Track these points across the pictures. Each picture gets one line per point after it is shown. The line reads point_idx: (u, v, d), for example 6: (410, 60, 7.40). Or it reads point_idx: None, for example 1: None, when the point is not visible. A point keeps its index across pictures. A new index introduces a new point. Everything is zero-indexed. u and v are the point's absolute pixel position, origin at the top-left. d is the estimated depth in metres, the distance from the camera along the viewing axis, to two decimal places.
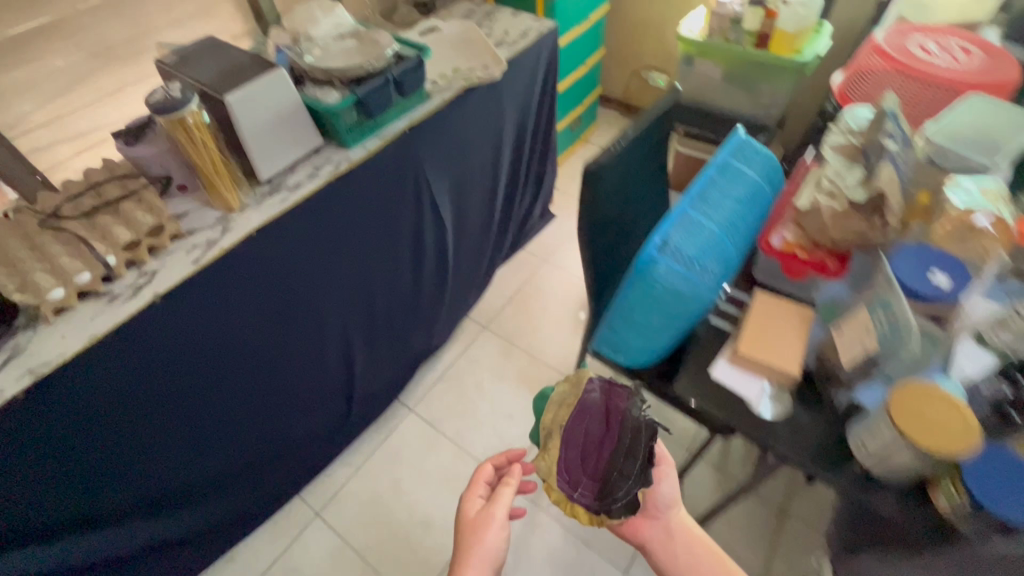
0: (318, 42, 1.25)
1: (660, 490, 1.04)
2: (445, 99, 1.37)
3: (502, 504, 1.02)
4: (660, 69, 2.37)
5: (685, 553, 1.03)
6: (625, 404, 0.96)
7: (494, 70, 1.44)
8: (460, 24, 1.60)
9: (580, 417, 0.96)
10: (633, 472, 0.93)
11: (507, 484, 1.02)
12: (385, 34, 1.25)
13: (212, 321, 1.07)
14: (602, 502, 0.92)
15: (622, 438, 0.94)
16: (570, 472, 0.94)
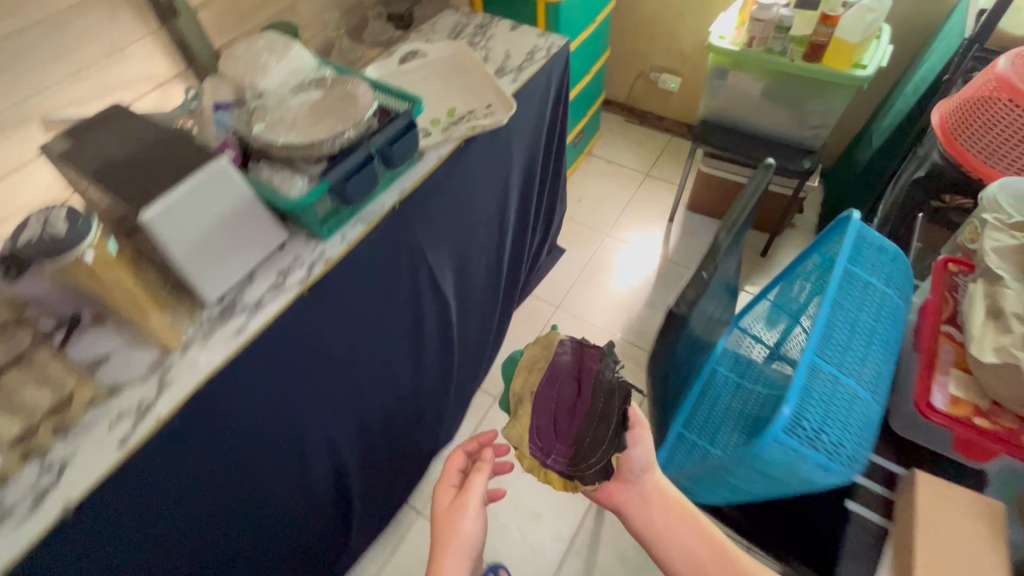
0: (271, 98, 0.94)
1: (635, 458, 0.94)
2: (443, 157, 1.08)
3: (477, 488, 0.89)
4: (670, 70, 2.09)
5: (664, 525, 0.93)
6: (597, 366, 0.97)
7: (501, 114, 1.14)
8: (450, 47, 1.29)
9: (552, 382, 0.96)
10: (606, 438, 0.92)
11: (476, 470, 0.90)
12: (361, 85, 0.94)
13: (187, 514, 0.80)
14: (576, 467, 0.91)
15: (594, 403, 0.94)
16: (544, 440, 0.93)
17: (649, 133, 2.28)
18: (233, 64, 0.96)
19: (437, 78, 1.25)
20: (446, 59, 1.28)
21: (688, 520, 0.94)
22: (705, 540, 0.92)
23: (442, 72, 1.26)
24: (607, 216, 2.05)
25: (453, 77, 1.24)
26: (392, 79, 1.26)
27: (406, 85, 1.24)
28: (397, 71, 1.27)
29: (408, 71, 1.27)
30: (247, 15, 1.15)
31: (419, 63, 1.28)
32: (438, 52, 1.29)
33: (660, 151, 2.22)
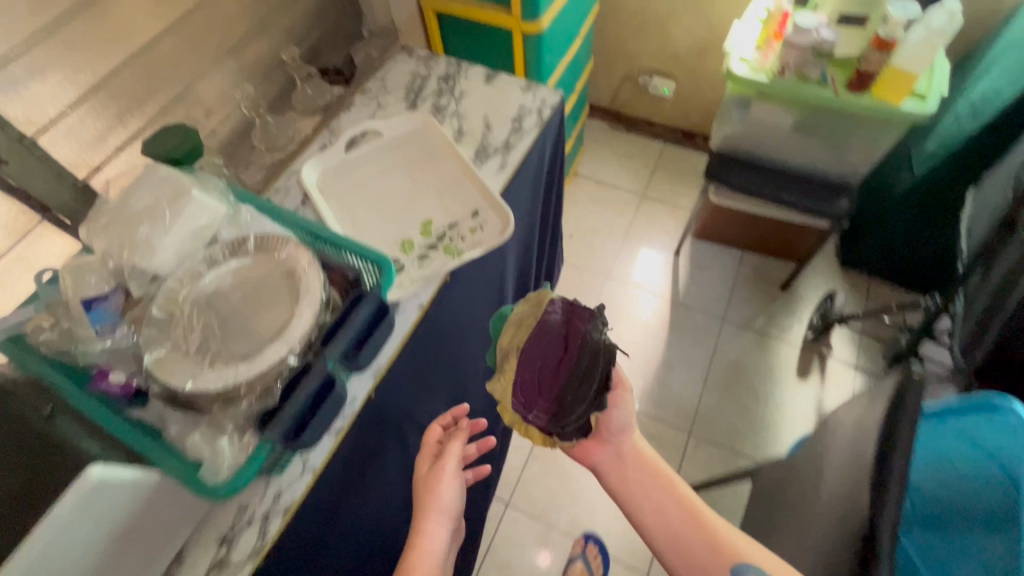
0: (173, 288, 0.64)
1: (614, 417, 0.81)
2: (425, 307, 0.80)
3: (453, 449, 0.74)
4: (662, 72, 1.79)
5: (639, 485, 0.78)
6: (585, 325, 0.76)
7: (494, 228, 0.86)
8: (412, 124, 0.99)
9: (537, 339, 0.77)
10: (586, 395, 0.75)
11: (452, 436, 0.75)
12: (302, 252, 0.66)
13: None
14: (557, 423, 0.76)
15: (579, 360, 0.75)
16: (525, 393, 0.76)
17: (640, 143, 1.99)
18: (104, 232, 0.64)
19: (401, 170, 0.95)
20: (409, 141, 0.98)
21: (669, 490, 0.78)
22: (678, 500, 0.77)
23: (405, 159, 0.96)
24: (604, 251, 1.79)
25: (420, 168, 0.95)
26: (339, 174, 0.95)
27: (359, 185, 0.93)
28: (344, 162, 0.96)
29: (360, 161, 0.96)
30: (122, 118, 0.82)
31: (373, 147, 0.97)
32: (397, 130, 0.99)
33: (655, 164, 1.94)
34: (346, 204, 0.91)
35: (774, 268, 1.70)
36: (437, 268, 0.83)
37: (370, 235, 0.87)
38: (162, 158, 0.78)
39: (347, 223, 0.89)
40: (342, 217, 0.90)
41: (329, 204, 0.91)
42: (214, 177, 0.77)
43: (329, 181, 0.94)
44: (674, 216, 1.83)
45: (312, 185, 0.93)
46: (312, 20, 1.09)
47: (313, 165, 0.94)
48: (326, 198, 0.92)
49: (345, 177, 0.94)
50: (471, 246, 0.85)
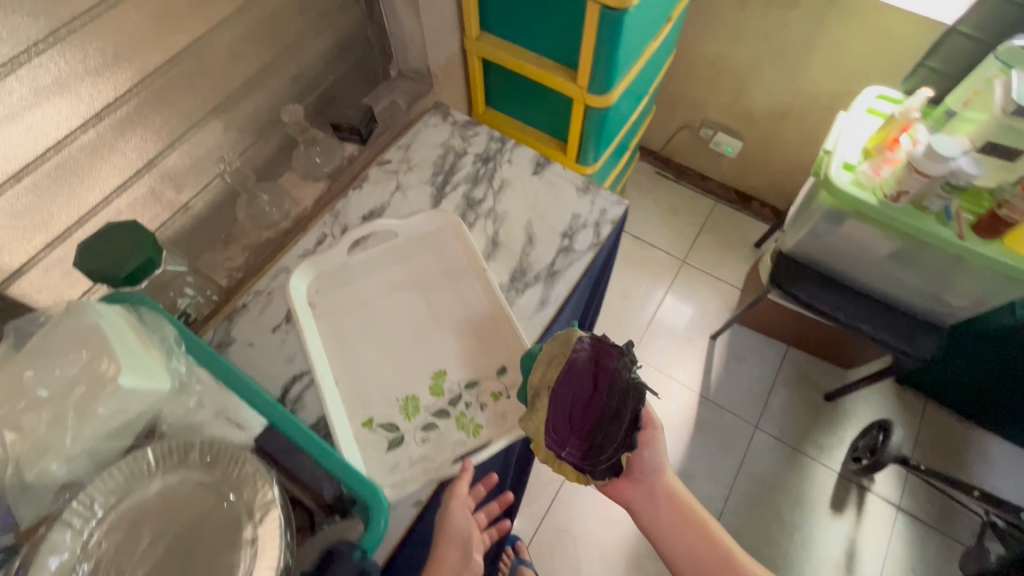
0: (78, 517, 0.46)
1: (646, 458, 0.79)
2: (424, 505, 0.63)
3: (459, 489, 0.62)
4: (728, 128, 1.56)
5: (669, 522, 0.78)
6: (617, 365, 0.65)
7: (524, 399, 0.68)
8: (437, 227, 0.79)
9: (571, 376, 0.64)
10: (619, 434, 0.65)
11: (460, 473, 0.62)
12: (259, 491, 0.47)
13: None
14: (591, 461, 0.65)
15: (612, 399, 0.65)
16: (557, 431, 0.63)
17: (688, 198, 1.76)
18: None
19: (416, 288, 0.75)
20: (430, 249, 0.78)
21: (696, 531, 0.78)
22: (700, 531, 0.78)
23: (422, 274, 0.76)
24: (631, 322, 1.59)
25: (440, 291, 0.75)
26: (337, 284, 0.75)
27: (360, 305, 0.74)
28: (345, 267, 0.76)
29: (365, 269, 0.76)
30: (57, 208, 0.61)
31: (384, 252, 0.78)
32: (418, 230, 0.79)
33: (701, 225, 1.73)
34: (341, 331, 0.72)
35: (819, 372, 1.51)
36: (445, 452, 0.64)
37: (366, 383, 0.68)
38: (109, 274, 0.59)
39: (339, 360, 0.70)
40: (334, 350, 0.71)
41: (319, 328, 0.72)
42: (168, 316, 0.59)
43: (323, 294, 0.75)
44: (716, 292, 1.63)
45: (302, 299, 0.73)
46: (328, 64, 0.86)
47: (305, 273, 0.74)
48: (316, 318, 0.73)
49: (343, 291, 0.75)
50: (491, 423, 0.67)
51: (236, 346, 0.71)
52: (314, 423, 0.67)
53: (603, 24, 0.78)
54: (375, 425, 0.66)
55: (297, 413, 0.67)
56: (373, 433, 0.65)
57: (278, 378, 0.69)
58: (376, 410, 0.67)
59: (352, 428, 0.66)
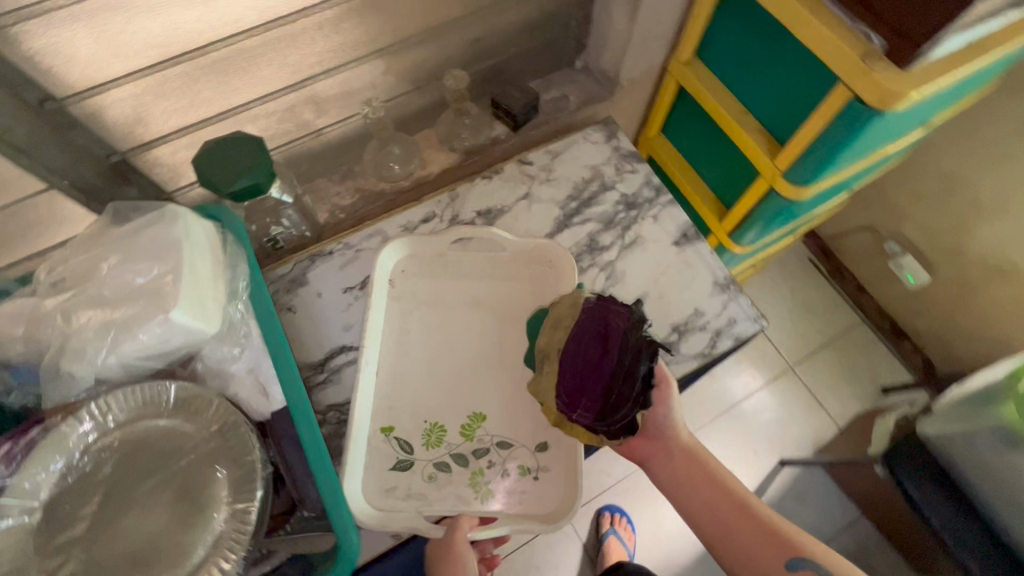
0: (91, 421, 0.46)
1: (660, 413, 0.63)
2: (399, 541, 0.59)
3: (457, 534, 0.56)
4: (924, 257, 1.28)
5: (695, 479, 0.62)
6: (625, 323, 0.56)
7: (546, 490, 0.60)
8: (547, 256, 0.69)
9: (576, 337, 0.57)
10: (634, 392, 0.55)
11: (460, 520, 0.57)
12: (244, 482, 0.44)
13: None
14: (608, 423, 0.55)
15: (624, 358, 0.55)
16: (564, 392, 0.56)
17: (831, 303, 1.52)
18: (49, 308, 0.46)
19: (496, 311, 0.68)
20: (527, 277, 0.70)
21: (726, 492, 0.60)
22: (733, 492, 0.60)
23: (508, 300, 0.69)
24: (702, 402, 1.43)
25: (517, 327, 0.67)
26: (423, 273, 0.70)
27: (435, 306, 0.68)
28: (439, 258, 0.71)
29: (458, 269, 0.70)
30: (201, 99, 0.61)
31: (482, 258, 0.71)
32: (524, 250, 0.70)
33: (830, 339, 1.49)
34: (405, 323, 0.67)
35: (885, 562, 1.28)
36: (444, 502, 0.59)
37: (402, 390, 0.64)
38: (216, 185, 0.57)
39: (389, 354, 0.66)
40: (389, 341, 0.66)
41: (386, 309, 0.68)
42: (249, 252, 0.57)
43: (406, 277, 0.70)
44: (811, 418, 1.41)
45: (384, 272, 0.69)
46: (515, 36, 0.78)
47: (398, 248, 0.69)
48: (388, 298, 0.69)
49: (425, 284, 0.70)
50: (502, 498, 0.59)
51: (306, 290, 0.69)
52: (338, 403, 0.64)
53: (844, 115, 0.62)
54: (391, 436, 0.62)
55: (329, 385, 0.64)
56: (386, 443, 0.61)
57: (328, 341, 0.66)
58: (400, 422, 0.62)
59: (370, 427, 0.62)
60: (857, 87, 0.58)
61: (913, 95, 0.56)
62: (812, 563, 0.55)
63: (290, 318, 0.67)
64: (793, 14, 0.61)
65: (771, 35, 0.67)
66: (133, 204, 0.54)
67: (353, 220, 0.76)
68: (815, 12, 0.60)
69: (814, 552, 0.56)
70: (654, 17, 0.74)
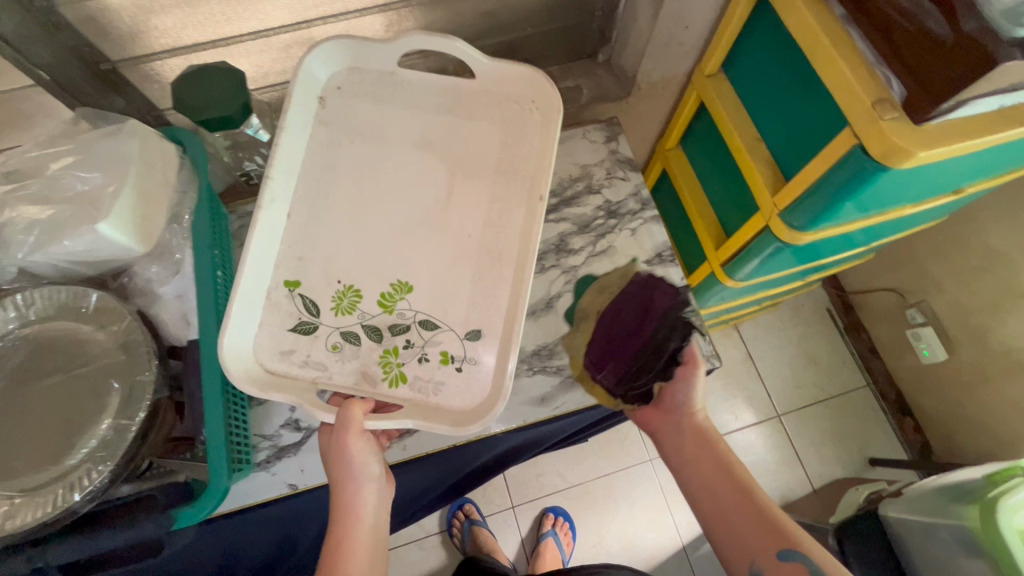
0: (13, 311, 0.48)
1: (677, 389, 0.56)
2: (295, 491, 0.60)
3: (349, 420, 0.50)
4: (949, 336, 1.18)
5: (702, 457, 0.53)
6: (665, 303, 0.56)
7: (475, 384, 0.54)
8: (524, 90, 0.62)
9: (617, 309, 0.59)
10: (658, 365, 0.56)
11: (353, 400, 0.50)
12: (134, 399, 0.46)
13: None
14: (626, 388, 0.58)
15: (656, 334, 0.55)
16: (596, 352, 0.59)
17: (838, 359, 1.44)
18: None
19: (444, 153, 0.61)
20: (500, 119, 0.62)
21: (728, 474, 0.51)
22: (737, 474, 0.51)
23: (464, 144, 0.61)
24: None
25: (467, 180, 0.60)
26: (363, 95, 0.62)
27: (370, 140, 0.61)
28: (388, 79, 0.63)
29: (407, 100, 0.63)
30: (194, 23, 0.61)
31: (442, 89, 0.63)
32: (500, 80, 0.62)
33: (828, 397, 1.41)
34: (330, 155, 0.60)
35: None
36: (344, 375, 0.54)
37: (316, 243, 0.58)
38: (190, 110, 0.57)
39: (307, 189, 0.59)
40: (311, 172, 0.60)
41: (312, 129, 0.61)
42: (203, 180, 0.58)
43: (341, 95, 0.62)
44: (786, 472, 1.35)
45: (314, 81, 0.61)
46: (533, 16, 0.75)
47: (340, 50, 0.60)
48: (316, 115, 0.61)
49: (363, 106, 0.62)
50: (415, 385, 0.54)
51: None
52: None
53: (845, 163, 0.56)
54: (297, 292, 0.56)
55: None
56: (290, 300, 0.56)
57: None
58: (309, 279, 0.56)
59: (272, 280, 0.56)
60: (862, 135, 0.53)
61: (923, 156, 0.50)
62: (802, 557, 0.46)
63: (247, 255, 0.69)
64: (814, 42, 0.56)
65: (794, 60, 0.62)
66: (103, 111, 0.55)
67: None
68: (835, 44, 0.54)
69: (817, 553, 0.46)
70: (679, 20, 0.70)
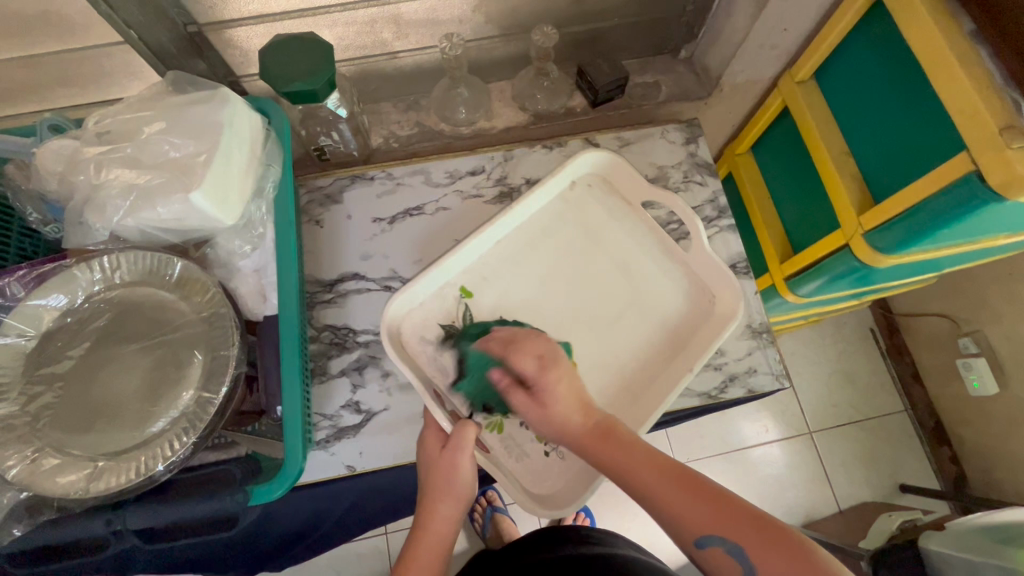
0: (99, 273, 0.48)
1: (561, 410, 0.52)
2: (352, 472, 0.60)
3: (463, 440, 0.51)
4: (1005, 370, 1.14)
5: (607, 438, 0.47)
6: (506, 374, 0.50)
7: (564, 477, 0.57)
8: (715, 285, 0.60)
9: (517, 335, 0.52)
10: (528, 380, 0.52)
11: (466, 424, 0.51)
12: (215, 373, 0.46)
13: None
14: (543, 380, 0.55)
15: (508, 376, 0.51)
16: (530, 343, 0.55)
17: (877, 381, 1.41)
18: (88, 156, 0.47)
19: (629, 293, 0.62)
20: (684, 291, 0.61)
21: (636, 449, 0.45)
22: (647, 452, 0.45)
23: (646, 300, 0.61)
24: (705, 437, 1.37)
25: (640, 317, 0.61)
26: (605, 201, 0.65)
27: (589, 233, 0.64)
28: (630, 204, 0.64)
29: (636, 225, 0.64)
30: None
31: (660, 242, 0.63)
32: (703, 264, 0.60)
33: (863, 418, 1.38)
34: (553, 226, 0.64)
35: None
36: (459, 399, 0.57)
37: (484, 271, 0.62)
38: (272, 80, 0.55)
39: (504, 248, 0.63)
40: (520, 236, 0.64)
41: (551, 202, 0.65)
42: (286, 154, 0.57)
43: (584, 193, 0.65)
44: (813, 490, 1.33)
45: (577, 170, 0.64)
46: (621, 7, 0.72)
47: (609, 162, 0.64)
48: (560, 193, 0.65)
49: (598, 211, 0.64)
50: (505, 442, 0.58)
51: (337, 209, 0.69)
52: (335, 325, 0.64)
53: (954, 189, 0.53)
54: (463, 300, 0.61)
55: (332, 306, 0.65)
56: (456, 303, 0.61)
57: (344, 264, 0.67)
58: (480, 297, 0.62)
59: (455, 276, 0.62)
60: (981, 160, 0.50)
61: None
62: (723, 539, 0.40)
63: (315, 231, 0.68)
64: (940, 64, 0.52)
65: (909, 77, 0.58)
66: (192, 77, 0.54)
67: (404, 152, 0.75)
68: (966, 66, 0.51)
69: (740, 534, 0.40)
70: (780, 22, 0.67)
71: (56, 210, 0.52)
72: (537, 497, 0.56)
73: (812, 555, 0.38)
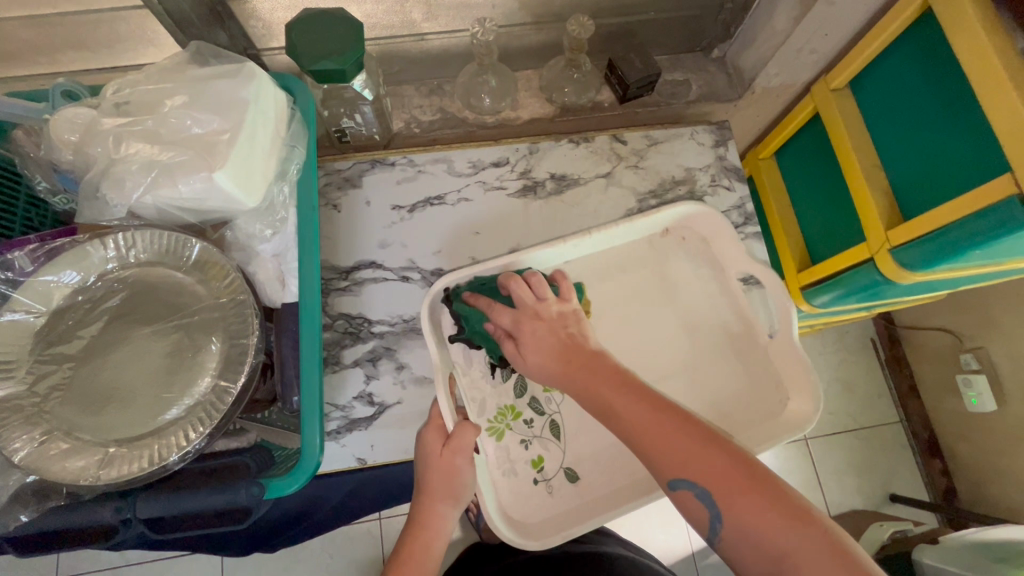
0: (113, 250, 0.46)
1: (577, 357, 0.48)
2: (362, 465, 0.59)
3: (465, 440, 0.51)
4: (1003, 388, 1.15)
5: (593, 374, 0.45)
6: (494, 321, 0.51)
7: (544, 510, 0.57)
8: (789, 383, 0.58)
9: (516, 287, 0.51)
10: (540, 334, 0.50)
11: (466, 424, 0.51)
12: (234, 364, 0.44)
13: None
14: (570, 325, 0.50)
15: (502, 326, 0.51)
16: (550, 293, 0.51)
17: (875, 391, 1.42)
18: (106, 127, 0.45)
19: (687, 365, 0.61)
20: (748, 382, 0.60)
21: (624, 388, 0.43)
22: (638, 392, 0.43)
23: (700, 367, 0.62)
24: None
25: (691, 380, 0.61)
26: (693, 257, 0.64)
27: (666, 285, 0.63)
28: (721, 268, 0.63)
29: (720, 288, 0.63)
30: None
31: (739, 318, 0.62)
32: (780, 354, 0.58)
33: (859, 428, 1.39)
34: (632, 265, 0.63)
35: None
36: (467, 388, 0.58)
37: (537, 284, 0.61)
38: (298, 57, 0.53)
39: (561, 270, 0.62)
40: (588, 268, 0.62)
41: (637, 240, 0.64)
42: (310, 135, 0.55)
43: (674, 242, 0.64)
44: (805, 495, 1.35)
45: (670, 218, 0.62)
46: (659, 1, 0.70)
47: (703, 215, 0.61)
48: (650, 236, 0.64)
49: (685, 266, 0.63)
50: (499, 452, 0.58)
51: (356, 194, 0.67)
52: (349, 314, 0.63)
53: (992, 212, 0.52)
54: None
55: (348, 294, 0.63)
56: None
57: (361, 251, 0.65)
58: None
59: None
60: None
61: None
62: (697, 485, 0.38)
63: (332, 215, 0.66)
64: (995, 88, 0.50)
65: (956, 93, 0.56)
66: (216, 49, 0.52)
67: (425, 139, 0.73)
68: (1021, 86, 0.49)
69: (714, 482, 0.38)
70: (821, 27, 0.65)
71: (68, 181, 0.50)
72: (509, 515, 0.56)
73: (791, 509, 0.37)
